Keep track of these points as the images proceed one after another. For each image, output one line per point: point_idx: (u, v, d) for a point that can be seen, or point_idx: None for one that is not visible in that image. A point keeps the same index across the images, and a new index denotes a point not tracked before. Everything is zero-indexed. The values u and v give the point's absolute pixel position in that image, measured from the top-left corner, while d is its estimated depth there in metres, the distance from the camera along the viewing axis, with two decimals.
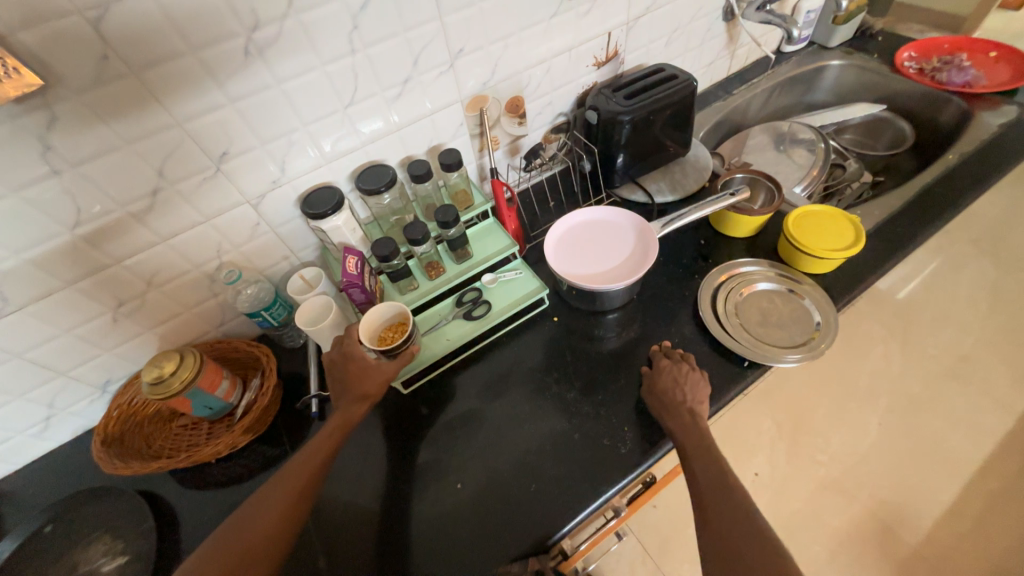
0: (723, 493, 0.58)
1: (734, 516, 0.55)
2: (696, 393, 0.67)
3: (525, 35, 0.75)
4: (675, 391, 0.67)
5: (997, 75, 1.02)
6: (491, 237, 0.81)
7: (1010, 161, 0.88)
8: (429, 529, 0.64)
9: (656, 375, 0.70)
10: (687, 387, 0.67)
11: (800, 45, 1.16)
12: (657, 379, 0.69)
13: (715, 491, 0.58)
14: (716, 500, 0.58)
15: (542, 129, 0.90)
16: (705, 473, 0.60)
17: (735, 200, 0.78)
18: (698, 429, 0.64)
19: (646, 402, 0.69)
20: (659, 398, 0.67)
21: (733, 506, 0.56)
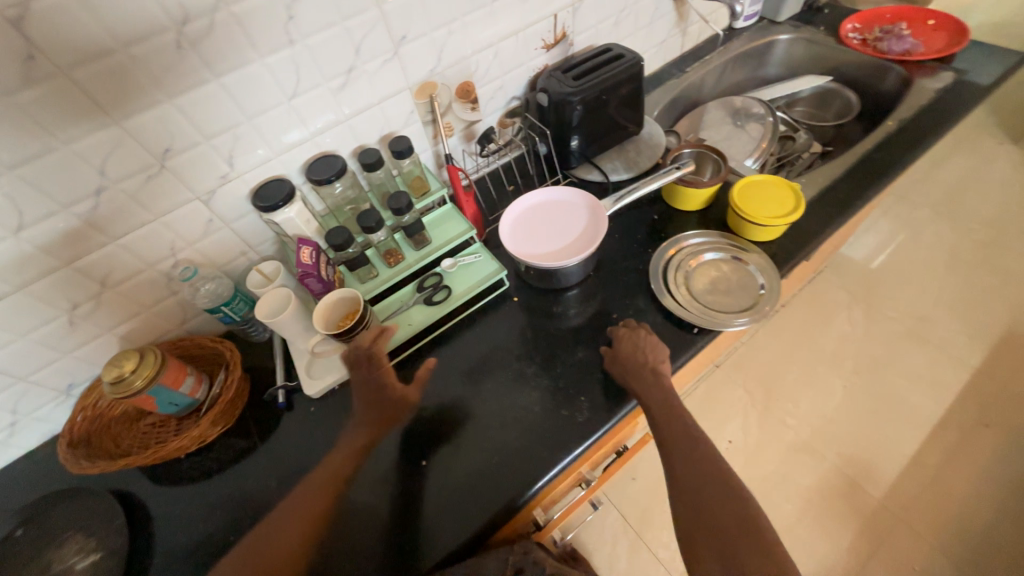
0: (688, 450, 0.63)
1: (701, 468, 0.62)
2: (656, 354, 0.69)
3: (469, 21, 0.76)
4: (639, 355, 0.69)
5: (935, 42, 1.05)
6: (450, 223, 0.82)
7: (945, 124, 0.92)
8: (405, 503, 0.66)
9: (617, 344, 0.72)
10: (648, 351, 0.69)
11: (750, 21, 1.19)
12: (620, 347, 0.71)
13: (681, 446, 0.64)
14: (683, 455, 0.63)
15: (496, 113, 0.91)
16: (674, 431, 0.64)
17: (681, 172, 0.81)
18: (662, 391, 0.67)
19: (609, 371, 0.71)
20: (624, 363, 0.69)
21: (699, 461, 0.63)
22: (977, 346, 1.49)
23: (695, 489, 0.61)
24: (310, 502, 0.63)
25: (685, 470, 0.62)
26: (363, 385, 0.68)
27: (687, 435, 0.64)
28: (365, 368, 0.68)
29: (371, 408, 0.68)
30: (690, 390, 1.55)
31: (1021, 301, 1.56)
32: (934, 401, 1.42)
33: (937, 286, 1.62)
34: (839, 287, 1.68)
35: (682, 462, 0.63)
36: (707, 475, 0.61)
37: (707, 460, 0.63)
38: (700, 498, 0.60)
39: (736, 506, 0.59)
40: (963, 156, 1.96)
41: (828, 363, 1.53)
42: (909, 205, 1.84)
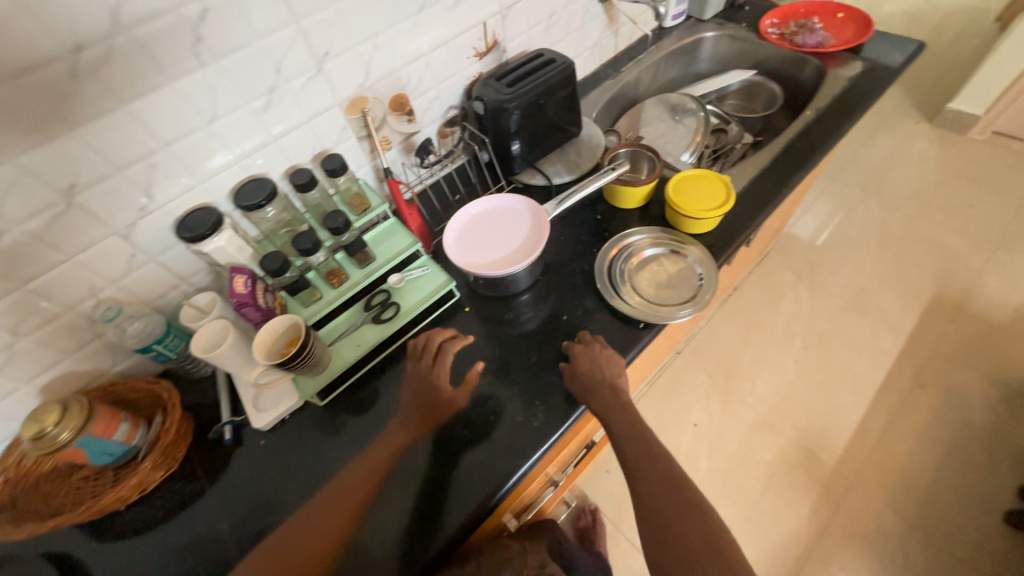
0: (651, 464, 0.65)
1: (664, 485, 0.64)
2: (613, 368, 0.70)
3: (395, 33, 0.75)
4: (601, 369, 0.70)
5: (845, 34, 1.12)
6: (394, 237, 0.81)
7: (856, 112, 0.99)
8: (378, 531, 0.63)
9: (575, 361, 0.72)
10: (604, 367, 0.70)
11: (677, 20, 1.23)
12: (578, 364, 0.71)
13: (645, 465, 0.65)
14: (646, 468, 0.65)
15: (434, 124, 0.91)
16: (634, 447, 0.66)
17: (617, 173, 0.83)
18: (621, 405, 0.68)
19: (571, 390, 0.70)
20: (585, 379, 0.70)
21: (660, 474, 0.65)
22: (910, 312, 1.61)
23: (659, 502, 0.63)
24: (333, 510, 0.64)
25: (650, 483, 0.64)
26: (423, 378, 0.73)
27: (647, 448, 0.66)
28: (428, 360, 0.75)
29: (420, 404, 0.72)
30: (655, 379, 1.60)
31: (943, 268, 1.69)
32: (876, 367, 1.52)
33: (870, 260, 1.74)
34: (785, 267, 1.77)
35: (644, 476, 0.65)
36: (667, 485, 0.64)
37: (666, 471, 0.65)
38: (664, 509, 0.62)
39: (697, 514, 0.61)
40: (885, 137, 2.11)
41: (780, 341, 1.61)
42: (842, 186, 1.96)
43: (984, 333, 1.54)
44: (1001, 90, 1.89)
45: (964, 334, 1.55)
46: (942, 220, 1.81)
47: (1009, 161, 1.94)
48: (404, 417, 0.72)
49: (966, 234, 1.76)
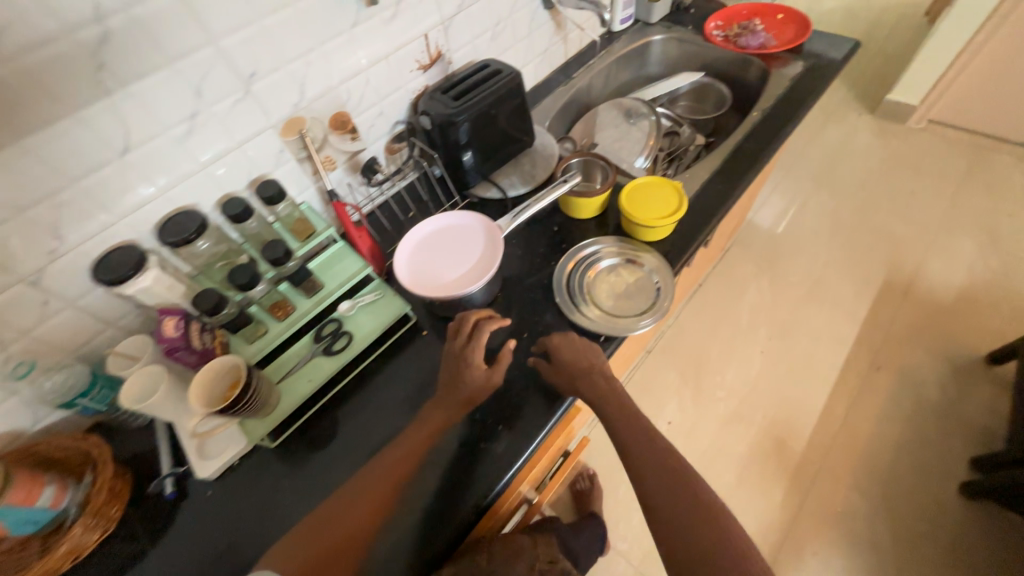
0: (653, 457, 0.64)
1: (662, 469, 0.63)
2: (596, 354, 0.70)
3: (328, 49, 0.71)
4: (584, 354, 0.69)
5: (786, 35, 1.15)
6: (343, 262, 0.78)
7: (800, 111, 1.01)
8: (393, 530, 0.62)
9: (558, 353, 0.70)
10: (585, 353, 0.70)
11: (625, 24, 1.24)
12: (559, 355, 0.70)
13: (642, 449, 0.64)
14: (648, 461, 0.64)
15: (381, 140, 0.87)
16: (631, 438, 0.65)
17: (570, 185, 0.82)
18: (615, 395, 0.68)
19: (558, 380, 0.69)
20: (570, 364, 0.69)
21: (663, 468, 0.63)
22: (863, 297, 1.68)
23: (662, 497, 0.61)
24: (354, 505, 0.61)
25: (651, 475, 0.63)
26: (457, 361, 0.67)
27: (648, 441, 0.65)
28: (464, 338, 0.68)
29: (455, 388, 0.67)
30: (628, 381, 1.60)
31: (892, 253, 1.77)
32: (835, 353, 1.58)
33: (824, 249, 1.80)
34: (746, 260, 1.81)
35: (645, 468, 0.63)
36: (671, 478, 0.62)
37: (666, 463, 0.63)
38: (672, 503, 0.61)
39: (701, 512, 0.59)
40: (832, 130, 2.19)
41: (745, 334, 1.64)
42: (795, 178, 2.03)
43: (931, 314, 1.62)
44: (933, 81, 2.00)
45: (914, 316, 1.63)
46: (887, 207, 1.89)
47: (944, 148, 2.05)
48: (442, 401, 0.67)
49: (909, 219, 1.85)
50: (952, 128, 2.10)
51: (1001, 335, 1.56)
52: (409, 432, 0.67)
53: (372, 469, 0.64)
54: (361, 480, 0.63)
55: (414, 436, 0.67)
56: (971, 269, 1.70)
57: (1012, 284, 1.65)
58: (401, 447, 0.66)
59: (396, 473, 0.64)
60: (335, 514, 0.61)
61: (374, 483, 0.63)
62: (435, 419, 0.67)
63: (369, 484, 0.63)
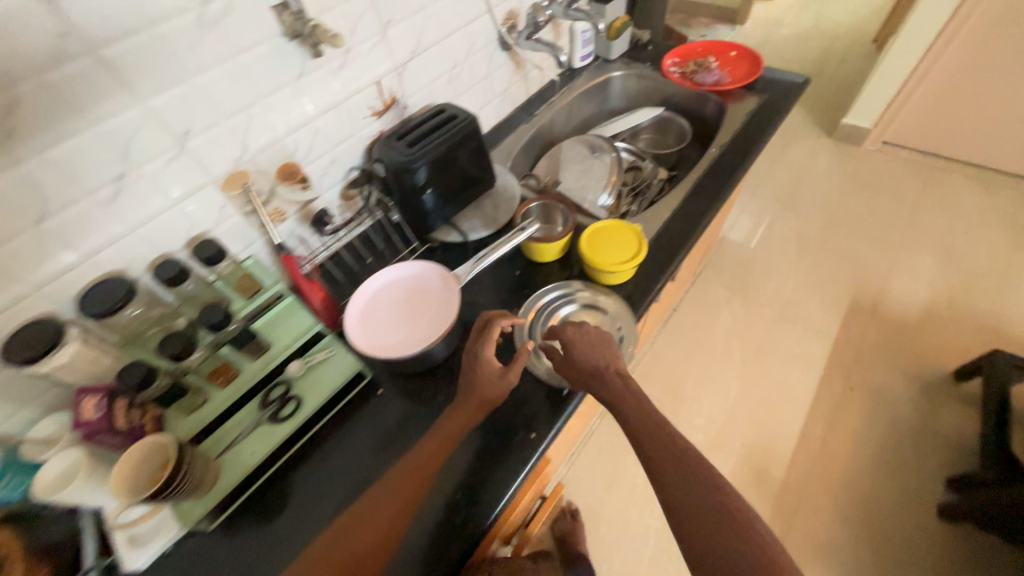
0: (670, 458, 0.57)
1: (690, 483, 0.55)
2: (611, 351, 0.69)
3: (271, 101, 0.68)
4: (598, 348, 0.68)
5: (739, 72, 1.18)
6: (292, 318, 0.73)
7: (756, 147, 1.03)
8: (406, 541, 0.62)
9: (571, 348, 0.69)
10: (596, 351, 0.68)
11: (586, 62, 1.26)
12: (572, 350, 0.69)
13: (664, 457, 0.57)
14: (664, 463, 0.57)
15: (335, 188, 0.85)
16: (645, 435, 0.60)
17: (528, 232, 0.80)
18: (628, 390, 0.64)
19: (572, 377, 0.69)
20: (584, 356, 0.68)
21: (683, 472, 0.55)
22: (832, 317, 1.71)
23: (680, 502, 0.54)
24: (369, 524, 0.60)
25: (669, 479, 0.55)
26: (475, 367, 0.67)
27: (664, 441, 0.58)
28: (480, 337, 0.69)
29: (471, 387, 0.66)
30: (607, 412, 1.57)
31: (857, 273, 1.81)
32: (809, 375, 1.59)
33: (793, 270, 1.84)
34: (718, 283, 1.82)
35: (662, 471, 0.57)
36: (692, 482, 0.54)
37: (686, 465, 0.56)
38: (697, 524, 0.52)
39: (727, 523, 0.51)
40: (793, 152, 2.26)
41: (721, 358, 1.64)
42: (761, 201, 2.08)
43: (898, 332, 1.65)
44: (884, 106, 2.09)
45: (882, 334, 1.65)
46: (850, 227, 1.95)
47: (898, 169, 2.13)
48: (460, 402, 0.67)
49: (871, 239, 1.90)
50: (905, 149, 2.19)
51: (965, 351, 1.59)
52: (426, 444, 0.65)
53: (389, 484, 0.63)
54: (378, 498, 0.62)
55: (432, 449, 0.65)
56: (932, 286, 1.75)
57: (971, 300, 1.70)
58: (419, 461, 0.64)
59: (414, 489, 0.62)
60: (348, 534, 0.59)
61: (390, 502, 0.61)
62: (454, 429, 0.66)
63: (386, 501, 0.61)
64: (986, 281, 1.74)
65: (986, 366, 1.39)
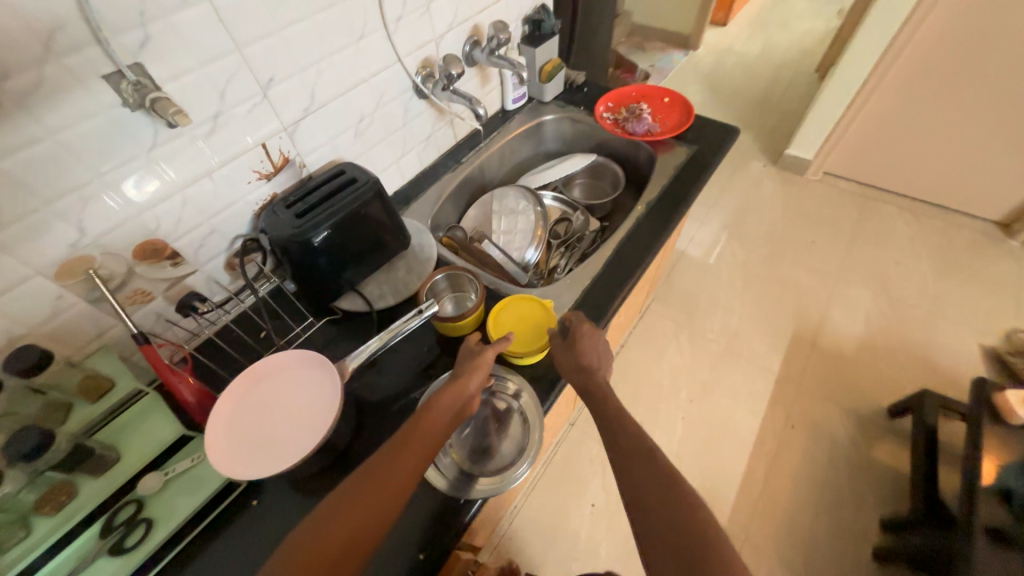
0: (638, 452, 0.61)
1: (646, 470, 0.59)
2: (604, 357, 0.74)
3: (119, 177, 0.59)
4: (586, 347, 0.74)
5: (670, 120, 1.16)
6: (150, 422, 0.64)
7: (684, 203, 1.00)
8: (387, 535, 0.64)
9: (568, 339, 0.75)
10: (585, 348, 0.73)
11: (520, 103, 1.22)
12: (571, 341, 0.74)
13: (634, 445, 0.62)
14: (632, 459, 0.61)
15: (218, 259, 0.76)
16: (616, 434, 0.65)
17: (424, 316, 0.70)
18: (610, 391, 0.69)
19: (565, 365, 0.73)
20: (572, 352, 0.73)
21: (647, 469, 0.59)
22: (776, 351, 1.71)
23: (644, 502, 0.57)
24: (370, 503, 0.53)
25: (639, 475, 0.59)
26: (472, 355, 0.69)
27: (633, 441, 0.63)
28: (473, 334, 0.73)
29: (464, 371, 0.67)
30: (552, 459, 1.52)
31: (799, 305, 1.83)
32: (752, 413, 1.58)
33: (740, 303, 1.84)
34: (665, 317, 1.81)
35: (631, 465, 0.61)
36: (656, 477, 0.58)
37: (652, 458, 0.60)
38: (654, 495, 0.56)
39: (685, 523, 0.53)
40: (740, 181, 2.30)
41: (666, 397, 1.62)
42: (709, 231, 2.09)
43: (838, 367, 1.67)
44: (824, 138, 2.15)
45: (823, 369, 1.67)
46: (792, 257, 1.98)
47: (838, 199, 2.20)
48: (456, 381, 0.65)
49: (813, 269, 1.94)
50: (844, 179, 2.26)
51: (899, 385, 1.63)
52: (428, 412, 0.61)
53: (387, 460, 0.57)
54: (367, 479, 0.55)
55: (435, 418, 0.61)
56: (868, 319, 1.79)
57: (905, 332, 1.75)
58: (420, 434, 0.59)
59: (412, 469, 0.56)
60: (339, 516, 0.52)
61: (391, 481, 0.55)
62: (455, 394, 0.63)
63: (388, 476, 0.55)
64: (918, 312, 1.80)
65: (916, 404, 1.42)
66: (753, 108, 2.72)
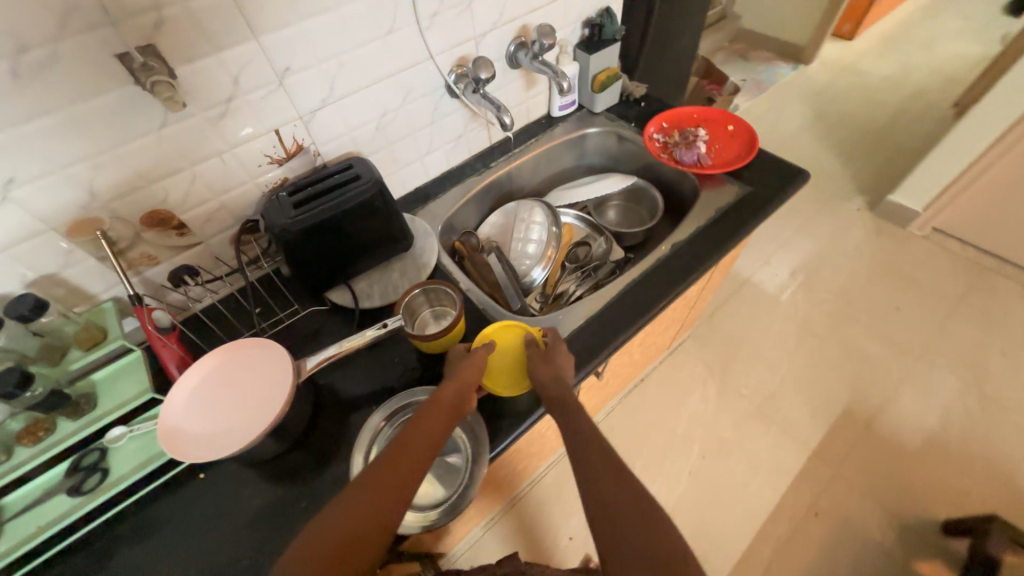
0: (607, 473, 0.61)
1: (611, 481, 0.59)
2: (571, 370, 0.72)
3: (128, 150, 0.63)
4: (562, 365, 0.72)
5: (728, 152, 1.02)
6: (128, 378, 0.68)
7: (716, 252, 0.88)
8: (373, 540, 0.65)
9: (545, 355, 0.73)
10: (561, 362, 0.72)
11: (567, 110, 1.14)
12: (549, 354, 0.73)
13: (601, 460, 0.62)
14: (603, 481, 0.60)
15: (223, 234, 0.79)
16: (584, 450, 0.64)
17: (382, 333, 0.69)
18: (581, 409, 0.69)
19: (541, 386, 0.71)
20: (548, 365, 0.71)
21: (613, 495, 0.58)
22: (818, 424, 1.51)
23: (611, 524, 0.55)
24: (380, 496, 0.54)
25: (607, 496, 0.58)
26: (460, 361, 0.71)
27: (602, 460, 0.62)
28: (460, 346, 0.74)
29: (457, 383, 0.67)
30: (540, 479, 1.49)
31: (861, 377, 1.59)
32: (772, 487, 1.41)
33: (788, 361, 1.64)
34: (697, 359, 1.66)
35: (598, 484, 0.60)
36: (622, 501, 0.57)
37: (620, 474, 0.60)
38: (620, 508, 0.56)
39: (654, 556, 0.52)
40: (823, 222, 2.02)
41: (677, 445, 1.49)
42: (772, 272, 1.87)
43: (891, 459, 1.44)
44: (940, 189, 1.81)
45: (871, 458, 1.44)
46: (866, 320, 1.72)
47: (942, 263, 1.86)
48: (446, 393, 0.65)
49: (888, 340, 1.67)
50: (956, 240, 1.90)
51: (966, 498, 1.36)
52: (426, 413, 0.63)
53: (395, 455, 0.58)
54: (371, 481, 0.56)
55: (435, 420, 0.63)
56: (945, 412, 1.51)
57: (989, 438, 1.45)
58: (422, 431, 0.61)
59: (410, 479, 0.57)
60: (343, 513, 0.53)
61: (399, 476, 0.56)
62: (450, 399, 0.65)
63: (394, 472, 0.57)
64: (1014, 418, 1.49)
65: (979, 531, 1.18)
66: (862, 139, 2.37)
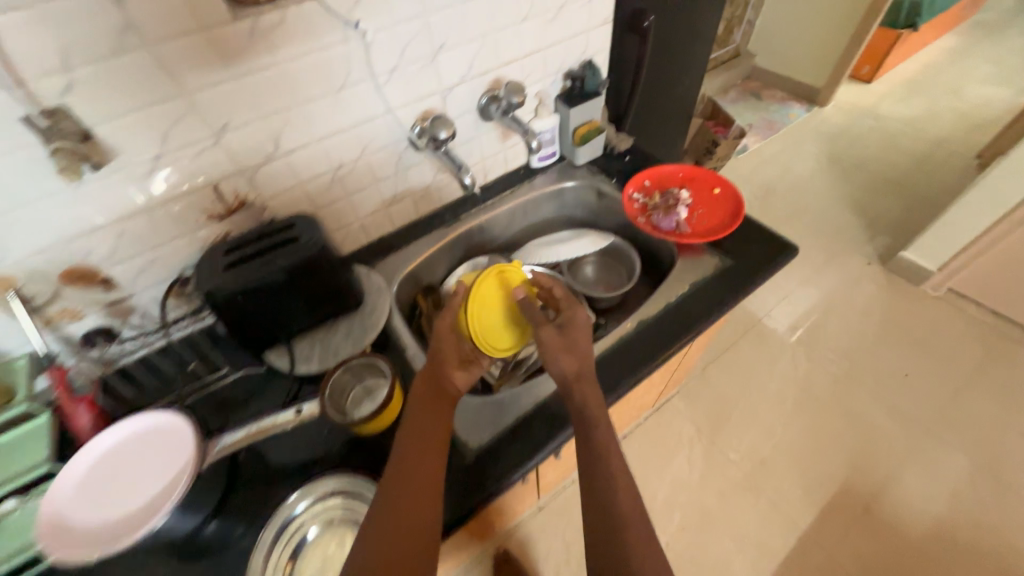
0: (602, 481, 0.62)
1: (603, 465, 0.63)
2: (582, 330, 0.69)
3: (43, 207, 0.60)
4: (581, 347, 0.67)
5: (711, 219, 0.95)
6: (30, 446, 0.64)
7: (686, 332, 0.81)
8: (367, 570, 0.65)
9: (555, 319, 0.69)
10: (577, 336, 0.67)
11: (547, 161, 1.09)
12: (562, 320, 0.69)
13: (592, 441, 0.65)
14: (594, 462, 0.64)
15: (156, 288, 0.75)
16: (588, 442, 0.65)
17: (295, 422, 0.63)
18: (598, 406, 0.65)
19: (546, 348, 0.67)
20: (571, 357, 0.66)
21: (600, 496, 0.62)
22: (811, 501, 1.39)
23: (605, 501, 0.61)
24: (414, 506, 0.57)
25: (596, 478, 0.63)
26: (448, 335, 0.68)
27: (604, 469, 0.63)
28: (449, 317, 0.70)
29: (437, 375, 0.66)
30: (507, 540, 1.39)
31: (863, 450, 1.47)
32: (757, 572, 1.29)
33: (784, 427, 1.53)
34: (686, 417, 1.56)
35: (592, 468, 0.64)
36: (608, 489, 0.62)
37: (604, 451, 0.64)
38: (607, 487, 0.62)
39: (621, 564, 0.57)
40: (831, 275, 1.91)
41: (656, 513, 1.39)
42: (772, 325, 1.77)
43: (889, 548, 1.31)
44: (956, 251, 1.70)
45: (868, 546, 1.32)
46: (871, 385, 1.60)
47: (958, 328, 1.73)
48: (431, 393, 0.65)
49: (896, 411, 1.54)
50: (974, 304, 1.78)
51: None
52: (419, 413, 0.63)
53: (408, 468, 0.59)
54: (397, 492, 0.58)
55: (430, 415, 0.63)
56: (954, 498, 1.38)
57: (999, 532, 1.32)
58: (422, 431, 0.62)
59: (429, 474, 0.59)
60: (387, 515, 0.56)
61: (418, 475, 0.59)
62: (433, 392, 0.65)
63: (408, 478, 0.58)
64: None
65: None
66: (878, 187, 2.26)
